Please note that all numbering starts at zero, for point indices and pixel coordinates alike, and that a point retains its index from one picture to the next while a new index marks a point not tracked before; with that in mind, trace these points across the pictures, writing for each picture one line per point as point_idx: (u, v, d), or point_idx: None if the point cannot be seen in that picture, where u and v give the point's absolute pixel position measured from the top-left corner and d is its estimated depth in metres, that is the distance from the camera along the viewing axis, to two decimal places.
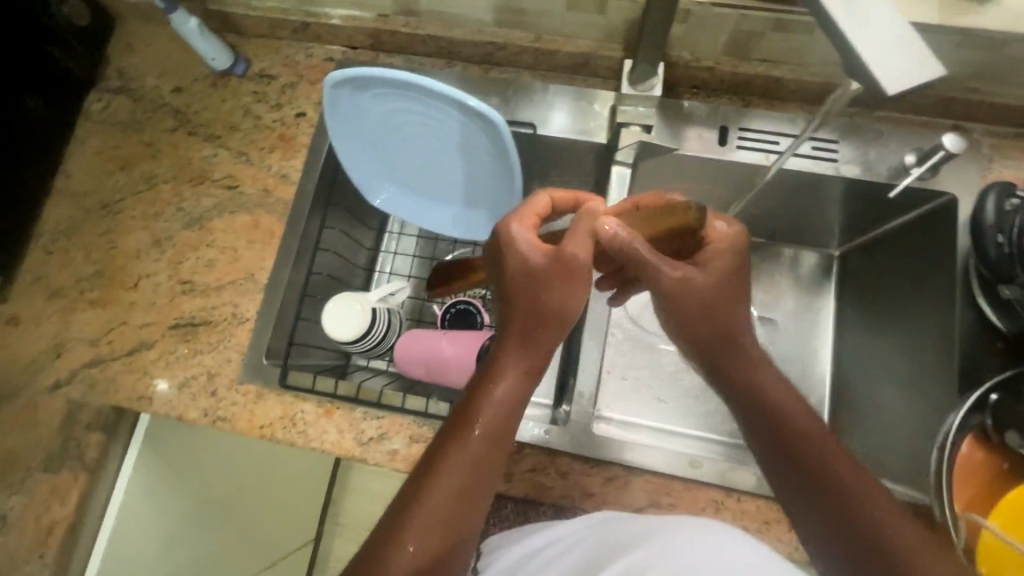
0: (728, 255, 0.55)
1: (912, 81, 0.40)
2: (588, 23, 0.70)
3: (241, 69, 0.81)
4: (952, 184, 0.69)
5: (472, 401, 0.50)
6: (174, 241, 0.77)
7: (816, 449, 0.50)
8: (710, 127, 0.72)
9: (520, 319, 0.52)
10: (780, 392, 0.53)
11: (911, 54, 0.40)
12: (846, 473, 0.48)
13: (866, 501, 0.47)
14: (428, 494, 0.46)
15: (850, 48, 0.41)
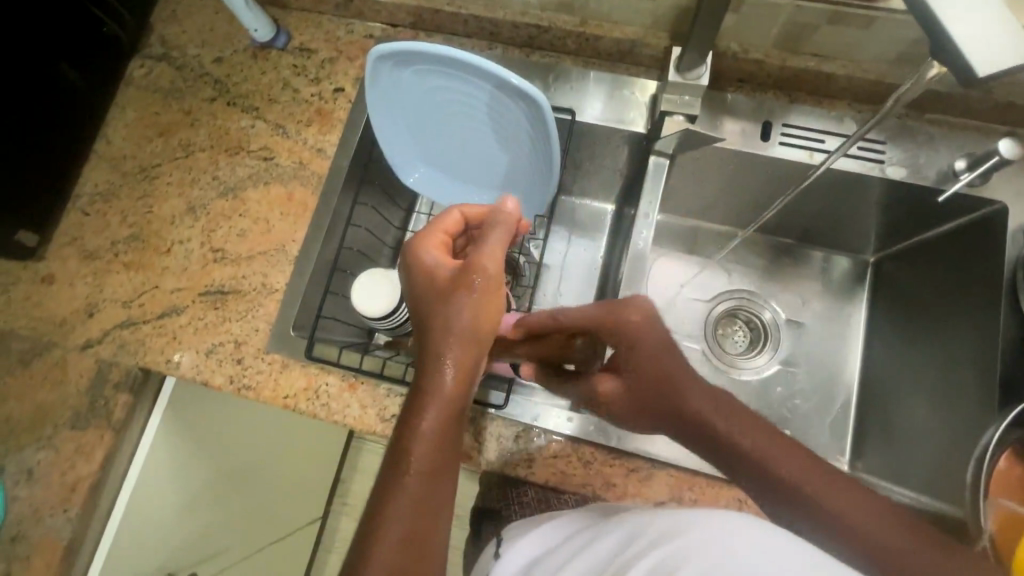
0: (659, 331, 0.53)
1: (1004, 64, 0.37)
2: (636, 9, 0.69)
3: (282, 42, 0.81)
4: (1004, 192, 0.66)
5: (405, 433, 0.48)
6: (208, 209, 0.77)
7: (800, 491, 0.45)
8: (753, 122, 0.71)
9: (443, 347, 0.50)
10: (754, 433, 0.48)
11: (1003, 35, 0.38)
12: (844, 509, 0.44)
13: (869, 538, 0.43)
14: (381, 544, 0.44)
15: (940, 27, 0.38)
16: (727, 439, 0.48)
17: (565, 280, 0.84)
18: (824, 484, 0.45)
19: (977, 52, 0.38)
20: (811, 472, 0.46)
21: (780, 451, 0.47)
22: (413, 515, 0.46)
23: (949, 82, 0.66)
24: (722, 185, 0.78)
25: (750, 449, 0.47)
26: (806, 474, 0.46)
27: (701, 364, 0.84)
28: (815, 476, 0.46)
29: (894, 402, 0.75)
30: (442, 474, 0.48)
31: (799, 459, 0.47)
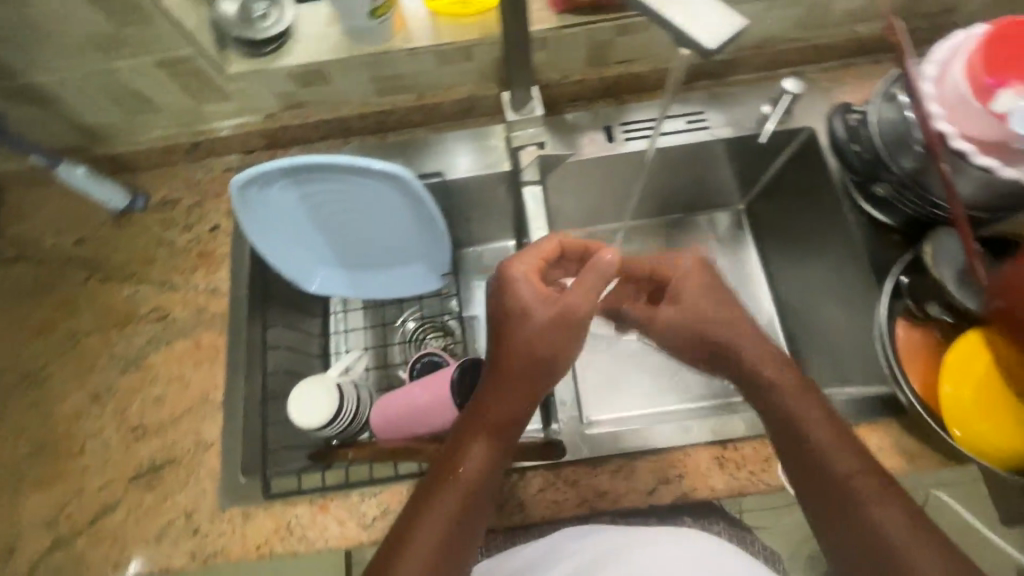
0: (701, 290, 0.65)
1: (723, 36, 0.44)
2: (460, 71, 0.75)
3: (142, 202, 0.80)
4: (810, 119, 0.77)
5: (473, 433, 0.56)
6: (115, 390, 0.73)
7: (805, 437, 0.55)
8: (596, 129, 0.79)
9: (517, 369, 0.58)
10: (755, 368, 0.60)
11: (712, 14, 0.44)
12: (818, 442, 0.55)
13: (827, 461, 0.54)
14: (412, 543, 0.52)
15: (669, 23, 0.45)
16: (767, 382, 0.59)
17: None
18: (832, 430, 0.55)
19: (702, 34, 0.44)
20: (827, 427, 0.55)
21: (787, 389, 0.58)
22: (458, 502, 0.54)
23: (731, 50, 0.78)
24: (594, 190, 0.85)
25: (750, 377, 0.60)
26: (803, 408, 0.57)
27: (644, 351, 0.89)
28: (807, 410, 0.56)
29: (809, 317, 0.84)
30: (496, 480, 0.55)
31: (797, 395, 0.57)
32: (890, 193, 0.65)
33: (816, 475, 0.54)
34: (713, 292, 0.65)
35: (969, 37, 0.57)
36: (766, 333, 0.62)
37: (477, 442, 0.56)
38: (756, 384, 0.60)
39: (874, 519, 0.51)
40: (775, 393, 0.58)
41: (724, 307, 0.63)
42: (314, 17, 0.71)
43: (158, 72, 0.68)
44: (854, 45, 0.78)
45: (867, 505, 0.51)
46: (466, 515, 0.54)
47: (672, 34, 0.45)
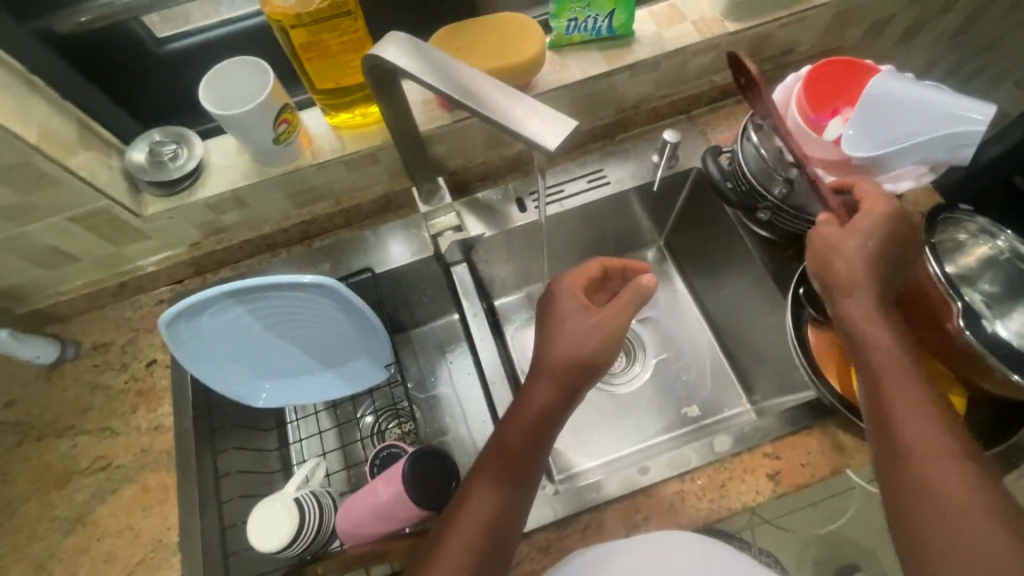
0: (880, 221, 0.54)
1: (560, 135, 0.43)
2: (371, 174, 0.80)
3: (72, 351, 0.80)
4: (693, 160, 0.85)
5: (506, 444, 0.58)
6: (60, 555, 0.69)
7: (896, 423, 0.50)
8: (509, 202, 0.85)
9: (548, 386, 0.59)
10: (861, 306, 0.53)
11: (548, 119, 0.44)
12: (903, 398, 0.50)
13: (905, 417, 0.49)
14: (456, 527, 0.54)
15: (515, 131, 0.45)
16: (861, 346, 0.53)
17: (466, 402, 0.86)
18: (931, 419, 0.49)
19: (545, 134, 0.43)
20: (926, 418, 0.49)
21: (890, 352, 0.51)
22: (490, 510, 0.55)
23: (612, 113, 0.87)
24: (518, 256, 0.90)
25: (846, 315, 0.54)
26: (905, 389, 0.50)
27: (600, 398, 0.92)
28: (898, 361, 0.51)
29: (739, 335, 0.89)
30: (525, 491, 0.57)
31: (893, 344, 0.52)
32: (771, 217, 0.71)
33: (884, 427, 0.50)
34: (887, 228, 0.54)
35: (797, 77, 0.66)
36: (885, 276, 0.54)
37: (510, 455, 0.57)
38: (852, 322, 0.53)
39: (934, 478, 0.47)
40: (869, 336, 0.52)
41: (857, 249, 0.53)
42: (223, 149, 0.75)
43: (73, 226, 0.70)
44: (716, 92, 0.88)
45: (933, 460, 0.48)
46: (495, 525, 0.54)
47: (520, 140, 0.44)
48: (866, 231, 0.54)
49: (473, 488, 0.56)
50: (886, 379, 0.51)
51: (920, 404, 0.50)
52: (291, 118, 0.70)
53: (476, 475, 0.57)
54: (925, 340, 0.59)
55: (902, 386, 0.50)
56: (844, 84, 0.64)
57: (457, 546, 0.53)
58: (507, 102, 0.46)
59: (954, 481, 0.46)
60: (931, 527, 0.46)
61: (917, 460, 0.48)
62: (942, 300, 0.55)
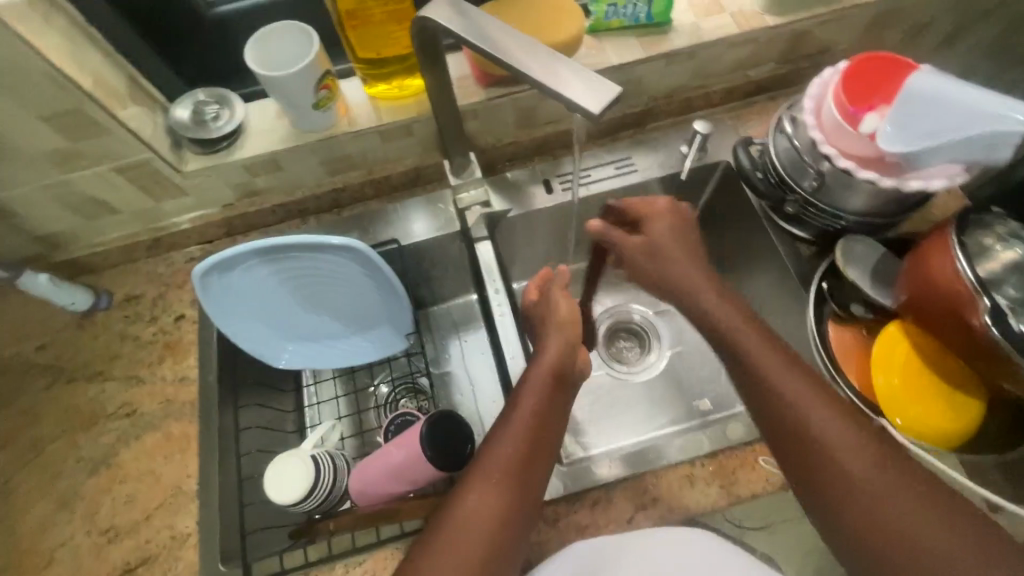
0: (675, 246, 0.71)
1: (604, 100, 0.44)
2: (403, 146, 0.82)
3: (105, 301, 0.82)
4: (722, 152, 0.85)
5: (503, 448, 0.57)
6: (83, 494, 0.72)
7: (799, 426, 0.54)
8: (536, 183, 0.86)
9: (540, 390, 0.62)
10: (749, 337, 0.61)
11: (593, 83, 0.45)
12: (807, 416, 0.54)
13: (812, 429, 0.54)
14: (470, 494, 0.54)
15: (558, 94, 0.45)
16: (743, 359, 0.60)
17: (476, 381, 0.88)
18: (831, 416, 0.54)
19: (588, 99, 0.44)
20: (829, 420, 0.54)
21: (764, 358, 0.59)
22: (485, 518, 0.53)
23: (644, 102, 0.87)
24: (541, 239, 0.90)
25: (733, 350, 0.61)
26: (794, 392, 0.56)
27: (610, 385, 0.93)
28: (798, 388, 0.56)
29: None
30: (524, 497, 0.55)
31: (788, 371, 0.57)
32: (797, 211, 0.72)
33: (798, 450, 0.54)
34: (687, 249, 0.70)
35: (834, 72, 0.66)
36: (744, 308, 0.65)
37: (520, 435, 0.58)
38: (746, 362, 0.60)
39: (839, 473, 0.51)
40: (761, 376, 0.58)
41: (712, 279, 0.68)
42: (263, 113, 0.77)
43: (116, 177, 0.72)
44: (750, 86, 0.88)
45: (826, 444, 0.53)
46: (491, 530, 0.53)
47: (563, 104, 0.45)
48: (685, 257, 0.70)
49: (468, 491, 0.55)
50: (790, 403, 0.55)
51: (825, 419, 0.54)
52: (331, 85, 0.72)
53: (472, 481, 0.55)
54: (947, 340, 0.59)
55: (802, 407, 0.55)
56: (883, 81, 0.64)
57: (452, 555, 0.51)
58: (551, 67, 0.47)
59: (876, 480, 0.50)
60: (870, 536, 0.49)
61: (833, 470, 0.52)
62: (970, 300, 0.55)
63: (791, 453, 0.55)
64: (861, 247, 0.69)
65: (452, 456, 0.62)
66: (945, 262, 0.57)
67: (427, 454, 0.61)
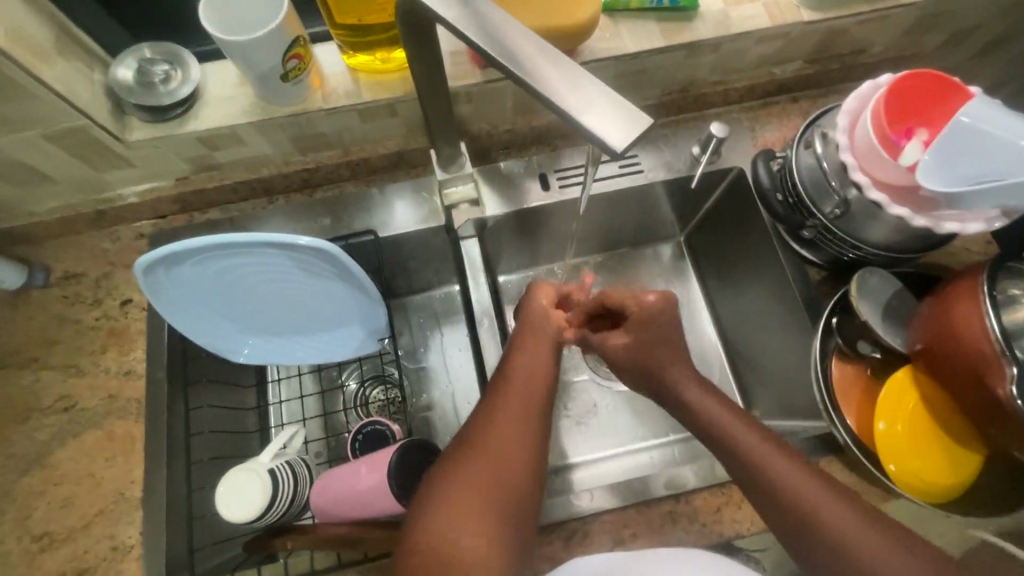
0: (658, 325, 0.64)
1: (629, 133, 0.38)
2: (386, 127, 0.73)
3: (41, 278, 0.73)
4: (736, 158, 0.77)
5: (511, 385, 0.59)
6: (14, 494, 0.65)
7: (825, 530, 0.49)
8: (531, 177, 0.77)
9: (540, 337, 0.64)
10: (736, 426, 0.57)
11: (617, 111, 0.39)
12: (839, 521, 0.49)
13: (817, 512, 0.50)
14: (501, 403, 0.57)
15: (572, 120, 0.39)
16: (740, 455, 0.55)
17: (456, 383, 0.81)
18: (855, 516, 0.49)
19: (608, 130, 0.38)
20: (858, 527, 0.48)
21: (766, 455, 0.54)
22: (505, 442, 0.54)
23: (656, 94, 0.79)
24: (534, 239, 0.83)
25: (722, 436, 0.57)
26: (801, 489, 0.51)
27: (591, 394, 0.83)
28: (788, 473, 0.52)
29: None
30: (540, 422, 0.57)
31: (803, 478, 0.52)
32: (815, 236, 0.66)
33: (803, 532, 0.50)
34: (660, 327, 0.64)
35: (874, 87, 0.59)
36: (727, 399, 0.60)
37: (535, 356, 0.62)
38: (737, 451, 0.55)
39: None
40: (752, 460, 0.54)
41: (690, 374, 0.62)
42: (224, 77, 0.67)
43: (47, 144, 0.63)
44: (772, 85, 0.80)
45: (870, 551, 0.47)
46: (508, 451, 0.53)
47: (577, 131, 0.39)
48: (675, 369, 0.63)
49: (483, 421, 0.56)
50: (785, 489, 0.52)
51: (855, 523, 0.48)
52: (303, 54, 0.62)
53: (486, 412, 0.57)
54: (959, 396, 0.55)
55: (829, 508, 0.50)
56: (925, 105, 0.58)
57: (473, 476, 0.52)
58: (568, 85, 0.40)
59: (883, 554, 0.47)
60: None
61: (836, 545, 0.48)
62: (995, 362, 0.50)
63: (792, 533, 0.51)
64: (877, 281, 0.64)
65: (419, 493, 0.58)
66: (972, 311, 0.52)
67: (398, 495, 0.57)
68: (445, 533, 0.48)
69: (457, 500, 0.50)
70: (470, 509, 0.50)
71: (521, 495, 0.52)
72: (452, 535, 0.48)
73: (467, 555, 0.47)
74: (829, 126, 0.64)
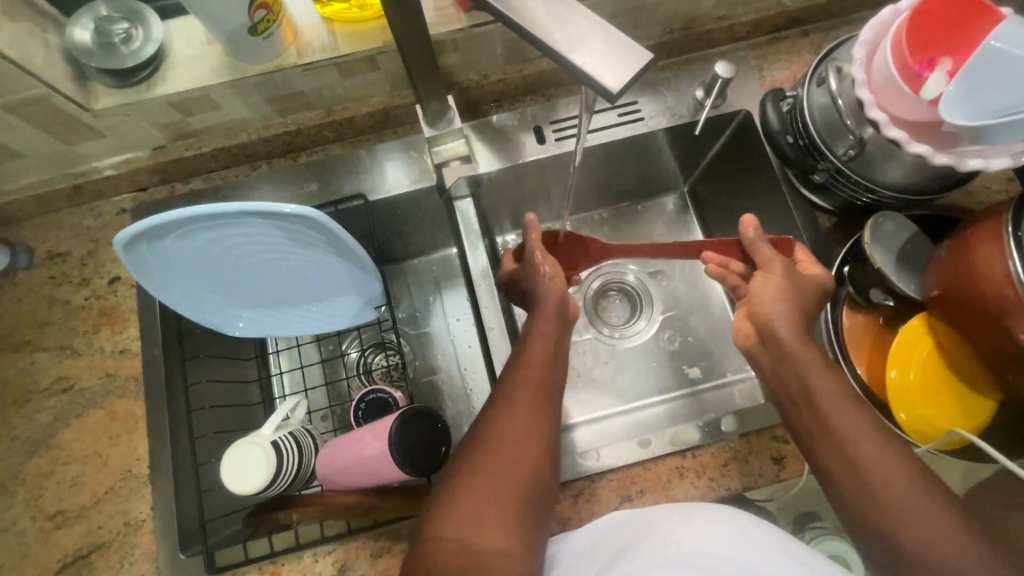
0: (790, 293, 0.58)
1: (629, 69, 0.35)
2: (369, 81, 0.69)
3: (25, 259, 0.71)
4: (744, 100, 0.72)
5: (523, 374, 0.57)
6: (23, 476, 0.66)
7: (875, 486, 0.48)
8: (526, 131, 0.73)
9: (546, 325, 0.62)
10: (809, 360, 0.55)
11: (611, 46, 0.35)
12: (890, 477, 0.48)
13: (859, 448, 0.50)
14: (519, 380, 0.56)
15: (560, 59, 0.36)
16: (809, 401, 0.54)
17: (458, 348, 0.80)
18: (908, 477, 0.48)
19: (601, 67, 0.35)
20: (907, 487, 0.47)
21: (841, 407, 0.52)
22: (525, 417, 0.54)
23: (656, 34, 0.73)
24: (531, 195, 0.79)
25: (790, 372, 0.56)
26: (864, 446, 0.50)
27: (597, 351, 0.82)
28: (842, 408, 0.52)
29: None
30: (548, 411, 0.55)
31: (866, 430, 0.50)
32: (825, 181, 0.63)
33: (839, 459, 0.50)
34: (795, 293, 0.59)
35: (895, 13, 0.54)
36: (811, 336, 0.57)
37: (551, 324, 0.62)
38: (805, 385, 0.54)
39: (928, 534, 0.45)
40: (812, 400, 0.53)
41: (791, 309, 0.58)
42: (189, 33, 0.63)
43: (8, 115, 0.59)
44: (781, 19, 0.74)
45: (910, 508, 0.46)
46: (519, 446, 0.52)
47: (567, 72, 0.36)
48: (779, 309, 0.58)
49: (494, 412, 0.54)
50: (833, 422, 0.52)
51: (906, 480, 0.47)
52: (271, 3, 0.57)
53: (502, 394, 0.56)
54: (974, 341, 0.53)
55: (885, 464, 0.48)
56: (951, 28, 0.52)
57: (493, 466, 0.51)
58: (554, 20, 0.36)
59: (923, 503, 0.46)
60: None
61: (878, 486, 0.48)
62: (1013, 304, 0.48)
63: (823, 454, 0.52)
64: (892, 226, 0.60)
65: (423, 459, 0.57)
66: (995, 255, 0.49)
67: (401, 464, 0.57)
68: (465, 535, 0.47)
69: (477, 499, 0.49)
70: (490, 494, 0.49)
71: (538, 480, 0.52)
72: (475, 525, 0.48)
73: (492, 558, 0.46)
74: (844, 60, 0.59)
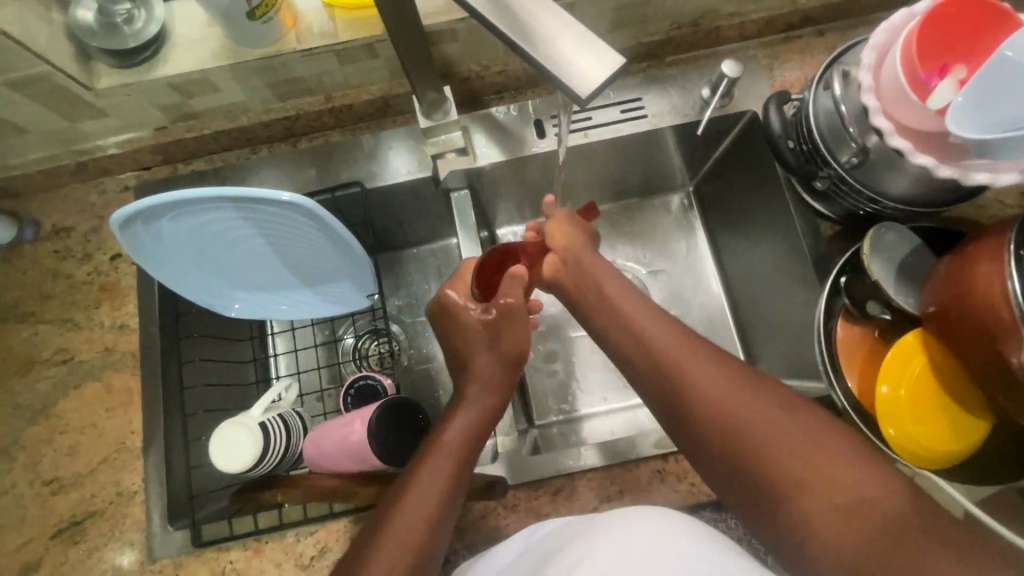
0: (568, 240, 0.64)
1: (600, 73, 0.34)
2: (369, 69, 0.68)
3: (31, 233, 0.73)
4: (751, 101, 0.71)
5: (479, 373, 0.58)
6: (24, 442, 0.68)
7: (730, 424, 0.44)
8: (524, 124, 0.72)
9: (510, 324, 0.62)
10: (630, 309, 0.55)
11: (584, 48, 0.35)
12: (742, 411, 0.44)
13: (707, 388, 0.46)
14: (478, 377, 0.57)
15: (533, 59, 0.35)
16: (655, 347, 0.51)
17: None
18: (759, 405, 0.45)
19: (573, 68, 0.34)
20: (766, 421, 0.43)
21: (683, 347, 0.49)
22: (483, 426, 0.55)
23: (663, 28, 0.71)
24: (529, 189, 0.79)
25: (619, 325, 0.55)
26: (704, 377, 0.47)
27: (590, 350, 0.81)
28: (688, 346, 0.50)
29: None
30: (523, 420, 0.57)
31: (712, 368, 0.47)
32: (827, 188, 0.61)
33: (686, 403, 0.47)
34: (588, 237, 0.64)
35: (908, 16, 0.52)
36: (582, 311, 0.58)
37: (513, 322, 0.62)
38: (636, 334, 0.52)
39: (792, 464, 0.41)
40: (726, 413, 0.45)
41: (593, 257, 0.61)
42: (190, 16, 0.63)
43: (10, 91, 0.60)
44: (796, 17, 0.72)
45: (772, 440, 0.42)
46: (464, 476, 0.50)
47: (539, 73, 0.36)
48: (573, 245, 0.62)
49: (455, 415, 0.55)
50: (678, 364, 0.49)
51: (763, 413, 0.44)
52: None
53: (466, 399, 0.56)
54: (970, 363, 0.52)
55: (729, 396, 0.45)
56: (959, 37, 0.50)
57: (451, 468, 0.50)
58: (528, 16, 0.36)
59: (796, 438, 0.42)
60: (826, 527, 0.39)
61: (736, 432, 0.44)
62: (1011, 329, 0.47)
63: (672, 399, 0.48)
64: (892, 238, 0.59)
65: (401, 449, 0.59)
66: (995, 275, 0.48)
67: (381, 452, 0.58)
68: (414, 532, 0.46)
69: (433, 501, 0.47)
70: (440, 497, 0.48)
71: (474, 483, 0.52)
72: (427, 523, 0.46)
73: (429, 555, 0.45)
74: (852, 65, 0.57)
